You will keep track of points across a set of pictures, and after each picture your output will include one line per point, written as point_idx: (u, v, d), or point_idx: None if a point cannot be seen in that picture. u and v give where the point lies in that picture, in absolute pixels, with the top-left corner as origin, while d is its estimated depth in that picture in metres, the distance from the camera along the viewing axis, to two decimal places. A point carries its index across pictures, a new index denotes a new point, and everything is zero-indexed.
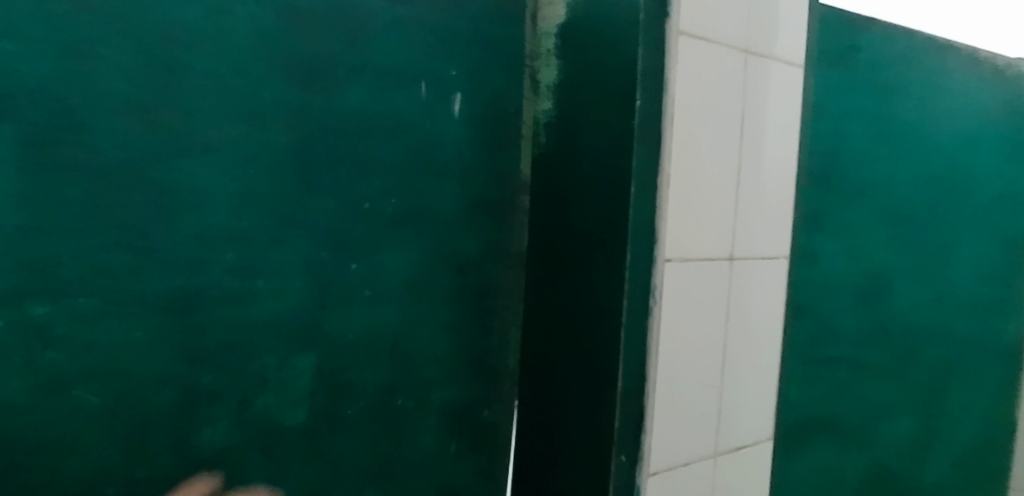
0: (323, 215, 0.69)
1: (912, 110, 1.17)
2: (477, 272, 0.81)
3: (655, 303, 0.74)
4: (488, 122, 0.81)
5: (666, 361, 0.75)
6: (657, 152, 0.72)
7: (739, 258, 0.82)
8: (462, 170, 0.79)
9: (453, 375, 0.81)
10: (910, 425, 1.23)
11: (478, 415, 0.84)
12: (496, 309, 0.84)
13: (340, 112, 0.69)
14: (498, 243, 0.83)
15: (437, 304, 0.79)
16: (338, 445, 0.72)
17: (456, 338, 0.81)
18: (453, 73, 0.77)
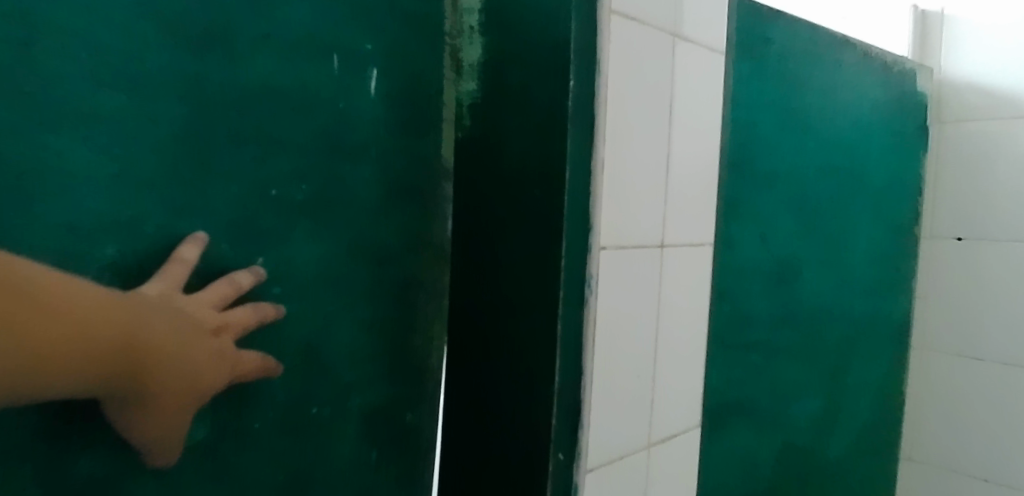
0: (224, 202, 0.61)
1: (814, 105, 1.21)
2: (395, 264, 0.75)
3: (591, 294, 0.70)
4: (407, 102, 0.75)
5: (602, 353, 0.72)
6: (592, 135, 0.69)
7: (669, 246, 0.80)
8: (381, 153, 0.72)
9: (374, 376, 0.75)
10: (815, 404, 1.28)
11: (400, 419, 0.78)
12: (417, 303, 0.78)
13: (241, 87, 0.61)
14: (420, 234, 0.77)
15: (356, 300, 0.72)
16: (244, 462, 0.65)
17: (376, 337, 0.74)
18: (366, 47, 0.70)
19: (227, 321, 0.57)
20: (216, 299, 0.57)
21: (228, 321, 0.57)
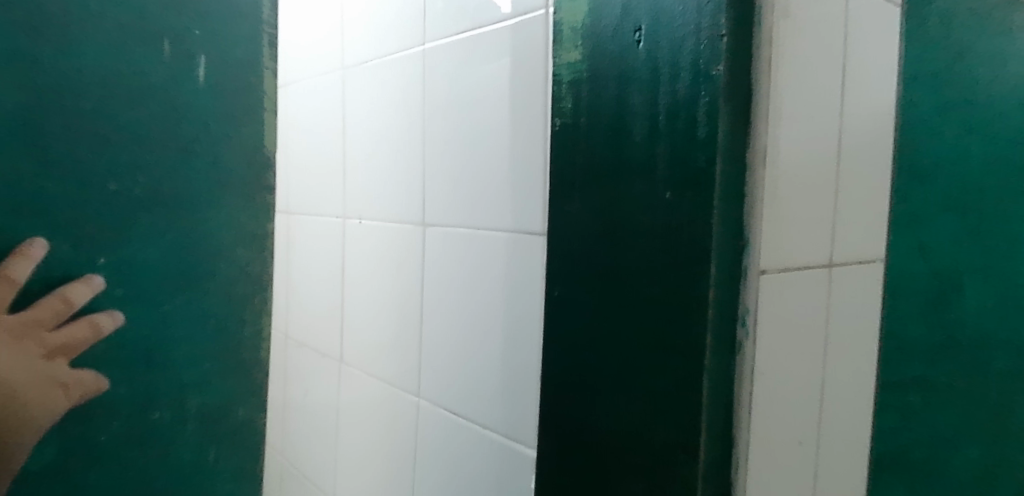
0: (46, 205, 0.50)
1: (1016, 82, 0.93)
2: (221, 257, 0.59)
3: (745, 336, 0.50)
4: (246, 91, 0.59)
5: (761, 417, 0.52)
6: (746, 118, 0.49)
7: (839, 266, 0.59)
8: (211, 147, 0.58)
9: (208, 376, 0.60)
10: (994, 468, 0.97)
11: (226, 417, 0.61)
12: (244, 297, 0.61)
13: (77, 66, 0.51)
14: (242, 227, 0.60)
15: (194, 310, 0.58)
16: (90, 483, 0.54)
17: (208, 339, 0.59)
18: (193, 30, 0.56)
19: (55, 343, 0.50)
20: (48, 320, 0.50)
21: (60, 343, 0.50)
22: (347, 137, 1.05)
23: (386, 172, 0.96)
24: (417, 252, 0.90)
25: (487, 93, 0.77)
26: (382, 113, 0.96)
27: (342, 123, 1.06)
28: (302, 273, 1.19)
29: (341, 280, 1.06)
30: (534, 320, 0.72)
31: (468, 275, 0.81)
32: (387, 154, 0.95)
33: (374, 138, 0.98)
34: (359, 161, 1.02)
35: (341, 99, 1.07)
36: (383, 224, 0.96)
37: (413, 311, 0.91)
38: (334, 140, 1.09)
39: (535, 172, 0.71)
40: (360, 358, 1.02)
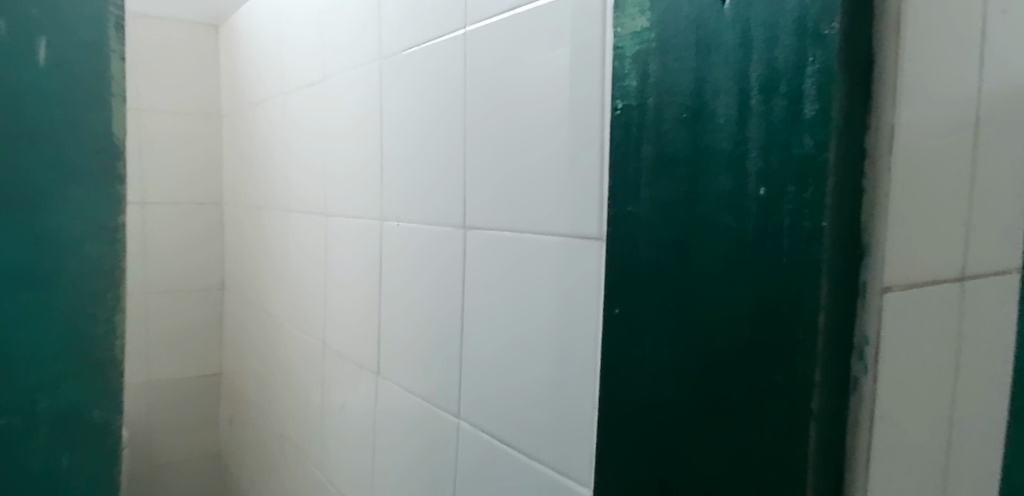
0: None
1: None
2: (65, 252, 0.55)
3: (864, 371, 0.39)
4: (95, 83, 0.54)
5: (882, 475, 0.41)
6: (866, 91, 0.38)
7: (974, 279, 0.47)
8: (59, 141, 0.53)
9: (57, 380, 0.55)
10: None
11: (83, 414, 0.57)
12: (94, 294, 0.56)
13: None
14: (93, 218, 0.55)
15: (38, 308, 0.54)
16: None
17: (45, 339, 0.54)
18: (31, 16, 0.52)
19: None
20: None
21: None
22: (384, 133, 0.97)
23: (424, 171, 0.87)
24: (457, 257, 0.81)
25: (536, 80, 0.68)
26: (421, 105, 0.88)
27: (379, 118, 0.98)
28: (338, 279, 1.12)
29: (377, 287, 0.99)
30: (590, 337, 0.62)
31: (515, 284, 0.71)
32: (426, 150, 0.87)
33: (412, 133, 0.90)
34: (395, 159, 0.94)
35: (378, 93, 0.99)
36: (421, 227, 0.88)
37: (452, 322, 0.82)
38: (370, 137, 1.01)
39: (591, 166, 0.62)
40: (395, 373, 0.94)
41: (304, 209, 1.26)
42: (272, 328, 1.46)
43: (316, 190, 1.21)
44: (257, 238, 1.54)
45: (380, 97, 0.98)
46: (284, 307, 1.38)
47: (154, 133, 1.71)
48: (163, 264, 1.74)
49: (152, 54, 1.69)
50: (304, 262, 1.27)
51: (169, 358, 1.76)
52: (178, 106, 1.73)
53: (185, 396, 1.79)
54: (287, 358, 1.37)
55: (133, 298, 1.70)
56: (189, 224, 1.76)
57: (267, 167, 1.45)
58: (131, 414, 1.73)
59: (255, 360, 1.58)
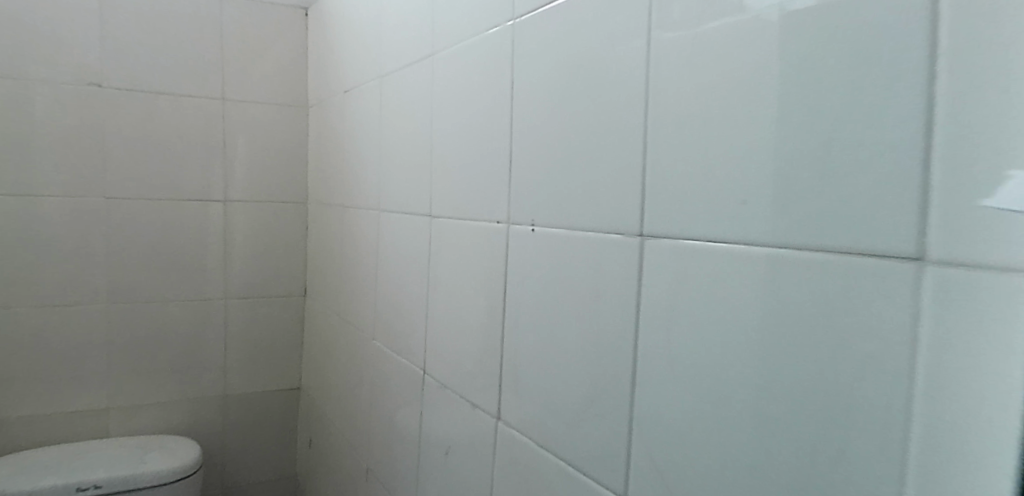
0: None
1: None
2: None
3: None
4: None
5: None
6: None
7: None
8: None
9: None
10: None
11: None
12: None
13: None
14: None
15: None
16: None
17: None
18: None
19: None
20: None
21: None
22: (514, 115, 0.76)
23: (577, 161, 0.65)
24: (629, 278, 0.58)
25: (783, 19, 0.45)
26: (572, 75, 0.66)
27: (508, 98, 0.77)
28: (445, 297, 0.92)
29: (500, 311, 0.78)
30: (894, 421, 0.38)
31: (736, 322, 0.48)
32: (580, 133, 0.65)
33: (557, 112, 0.68)
34: (533, 147, 0.72)
35: (507, 66, 0.77)
36: (570, 234, 0.66)
37: (618, 366, 0.59)
38: (496, 122, 0.80)
39: (909, 142, 0.37)
40: (524, 422, 0.73)
41: (404, 212, 1.06)
42: (357, 346, 1.28)
43: (419, 189, 1.01)
44: (344, 243, 1.36)
45: (510, 71, 0.77)
46: (375, 324, 1.19)
47: (238, 125, 1.56)
48: (243, 268, 1.59)
49: (238, 38, 1.55)
50: (401, 275, 1.08)
51: (247, 371, 1.62)
52: (263, 96, 1.58)
53: (262, 413, 1.64)
54: (377, 382, 1.18)
55: (212, 305, 1.56)
56: (272, 226, 1.61)
57: (358, 163, 1.27)
58: (206, 430, 1.59)
59: (338, 379, 1.40)
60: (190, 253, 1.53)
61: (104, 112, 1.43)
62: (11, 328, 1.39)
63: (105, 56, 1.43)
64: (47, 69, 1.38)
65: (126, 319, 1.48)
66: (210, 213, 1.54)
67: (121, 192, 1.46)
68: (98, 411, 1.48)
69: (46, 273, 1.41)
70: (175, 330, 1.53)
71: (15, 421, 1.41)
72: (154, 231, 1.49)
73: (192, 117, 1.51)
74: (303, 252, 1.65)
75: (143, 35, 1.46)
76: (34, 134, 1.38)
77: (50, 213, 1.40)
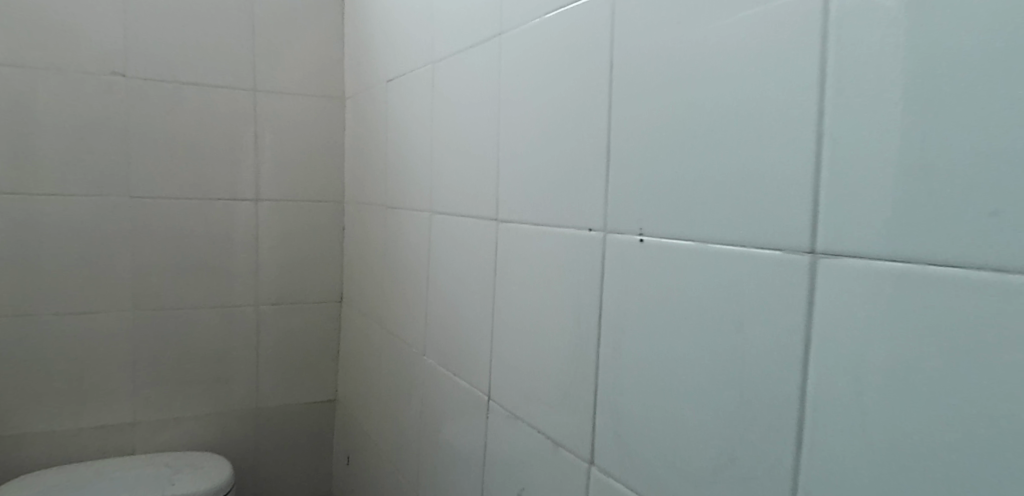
0: None
1: None
2: None
3: None
4: None
5: None
6: None
7: None
8: None
9: None
10: None
11: None
12: None
13: None
14: None
15: None
16: None
17: None
18: None
19: None
20: None
21: None
22: (614, 100, 0.63)
23: (715, 157, 0.52)
24: (799, 309, 0.45)
25: None
26: (708, 49, 0.53)
27: (606, 81, 0.64)
28: (517, 313, 0.80)
29: (592, 335, 0.66)
30: None
31: (926, 354, 0.38)
32: (720, 121, 0.51)
33: (682, 96, 0.55)
34: (645, 139, 0.59)
35: (603, 41, 0.64)
36: (702, 247, 0.53)
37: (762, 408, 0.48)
38: (585, 110, 0.67)
39: None
40: (626, 470, 0.61)
41: (460, 214, 0.94)
42: (403, 360, 1.17)
43: (479, 189, 0.89)
44: (386, 247, 1.25)
45: (608, 47, 0.64)
46: (425, 337, 1.07)
47: (269, 117, 1.45)
48: (276, 272, 1.48)
49: (270, 24, 1.44)
50: (458, 286, 0.96)
51: (281, 383, 1.51)
52: (296, 86, 1.47)
53: (296, 426, 1.54)
54: (426, 401, 1.07)
55: (242, 312, 1.46)
56: (305, 227, 1.50)
57: (403, 160, 1.15)
58: (237, 445, 1.48)
59: (379, 395, 1.29)
60: (220, 256, 1.43)
61: (127, 104, 1.33)
62: (32, 338, 1.29)
63: (129, 44, 1.32)
64: (69, 58, 1.28)
65: (153, 328, 1.38)
66: (240, 213, 1.44)
67: (147, 191, 1.36)
68: (123, 425, 1.38)
69: (68, 278, 1.31)
70: (204, 339, 1.43)
71: (36, 437, 1.31)
72: (182, 232, 1.39)
73: (221, 110, 1.41)
74: (338, 254, 1.54)
75: (169, 22, 1.35)
76: (55, 128, 1.28)
77: (72, 214, 1.30)
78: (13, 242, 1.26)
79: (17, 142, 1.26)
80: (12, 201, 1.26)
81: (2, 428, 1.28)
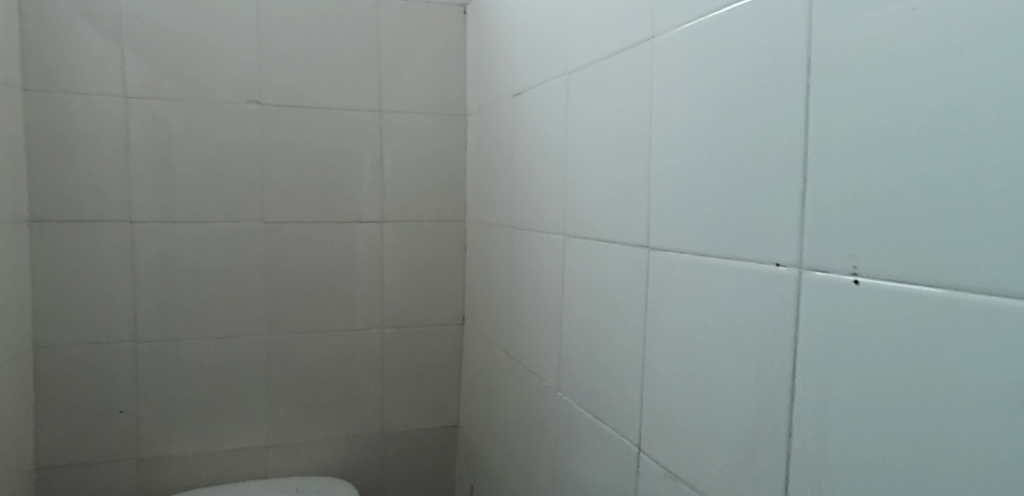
0: None
1: None
2: None
3: None
4: None
5: None
6: None
7: None
8: None
9: None
10: None
11: None
12: None
13: None
14: None
15: None
16: None
17: None
18: None
19: None
20: None
21: None
22: (814, 112, 0.53)
23: (983, 186, 0.42)
24: None
25: None
26: (974, 50, 0.43)
27: (802, 88, 0.54)
28: (677, 352, 0.70)
29: (789, 386, 0.56)
30: None
31: None
32: (993, 142, 0.42)
33: (926, 109, 0.45)
34: (865, 160, 0.49)
35: (799, 41, 0.54)
36: (957, 297, 0.44)
37: (969, 453, 0.43)
38: (771, 122, 0.57)
39: None
40: None
41: (601, 237, 0.85)
42: (532, 393, 1.08)
43: (626, 210, 0.79)
44: (512, 269, 1.18)
45: (806, 48, 0.54)
46: (558, 370, 0.98)
47: (393, 136, 1.42)
48: (399, 294, 1.45)
49: (394, 42, 1.41)
50: (598, 316, 0.86)
51: (405, 407, 1.48)
52: (419, 104, 1.44)
53: (420, 452, 1.50)
54: (560, 442, 0.98)
55: (368, 335, 1.44)
56: (427, 247, 1.46)
57: (532, 176, 1.07)
58: (364, 470, 1.46)
59: (505, 426, 1.21)
60: (346, 278, 1.41)
61: (260, 129, 1.34)
62: (175, 363, 1.32)
63: (262, 70, 1.34)
64: (207, 86, 1.30)
65: (285, 352, 1.39)
66: (363, 234, 1.42)
67: (279, 215, 1.36)
68: (257, 449, 1.39)
69: (207, 303, 1.33)
70: (332, 362, 1.42)
71: (179, 459, 1.34)
72: (310, 255, 1.39)
73: (348, 132, 1.40)
74: (460, 274, 1.49)
75: (300, 46, 1.36)
76: (194, 156, 1.31)
77: (209, 240, 1.32)
78: (157, 268, 1.30)
79: (161, 171, 1.29)
80: (156, 228, 1.29)
81: (147, 449, 1.32)
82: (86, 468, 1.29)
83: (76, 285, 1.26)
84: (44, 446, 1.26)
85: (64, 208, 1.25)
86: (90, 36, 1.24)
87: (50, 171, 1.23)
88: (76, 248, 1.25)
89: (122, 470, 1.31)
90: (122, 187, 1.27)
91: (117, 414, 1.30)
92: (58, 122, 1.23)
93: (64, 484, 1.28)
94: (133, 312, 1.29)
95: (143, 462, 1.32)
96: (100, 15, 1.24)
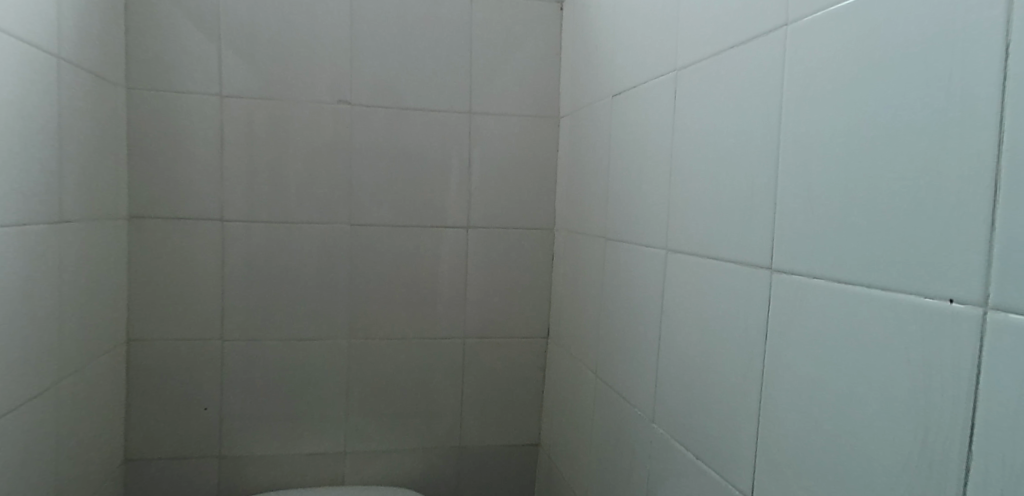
0: None
1: None
2: None
3: None
4: None
5: None
6: None
7: None
8: None
9: None
10: None
11: None
12: None
13: None
14: None
15: None
16: None
17: None
18: None
19: None
20: None
21: None
22: (1013, 118, 0.44)
23: None
24: None
25: None
26: None
27: (996, 87, 0.45)
28: (806, 392, 0.60)
29: (967, 449, 0.46)
30: None
31: None
32: None
33: None
34: None
35: (994, 25, 0.45)
36: None
37: None
38: (952, 128, 0.47)
39: None
40: None
41: (712, 252, 0.75)
42: (621, 419, 1.00)
43: (745, 223, 0.69)
44: (605, 282, 1.09)
45: (1005, 35, 0.44)
46: (654, 396, 0.89)
47: (483, 139, 1.37)
48: (483, 303, 1.40)
49: (487, 42, 1.36)
50: (704, 343, 0.77)
51: (484, 422, 1.42)
52: (511, 106, 1.38)
53: (499, 468, 1.44)
54: (651, 475, 0.89)
55: (450, 344, 1.39)
56: (513, 254, 1.40)
57: (631, 181, 0.98)
58: (441, 484, 1.42)
59: (589, 452, 1.13)
60: (428, 284, 1.37)
61: (350, 129, 1.32)
62: (258, 364, 1.32)
63: (355, 70, 1.31)
64: (301, 85, 1.29)
65: (366, 359, 1.35)
66: (449, 239, 1.37)
67: (367, 218, 1.33)
68: (335, 455, 1.36)
69: (292, 305, 1.32)
70: (413, 371, 1.38)
71: (259, 459, 1.33)
72: (393, 260, 1.35)
73: (437, 134, 1.35)
74: (545, 285, 1.42)
75: (394, 45, 1.32)
76: (285, 157, 1.30)
77: (296, 241, 1.31)
78: (245, 268, 1.30)
79: (253, 171, 1.29)
80: (246, 228, 1.29)
81: (229, 447, 1.32)
82: (172, 462, 1.30)
83: (169, 280, 1.27)
84: (134, 438, 1.28)
85: (161, 205, 1.26)
86: (194, 35, 1.25)
87: (151, 167, 1.25)
88: (171, 246, 1.27)
89: (205, 467, 1.31)
90: (215, 186, 1.28)
91: (202, 411, 1.30)
92: (159, 120, 1.25)
93: (152, 477, 1.30)
94: (221, 312, 1.30)
95: (225, 459, 1.32)
96: (202, 14, 1.25)
